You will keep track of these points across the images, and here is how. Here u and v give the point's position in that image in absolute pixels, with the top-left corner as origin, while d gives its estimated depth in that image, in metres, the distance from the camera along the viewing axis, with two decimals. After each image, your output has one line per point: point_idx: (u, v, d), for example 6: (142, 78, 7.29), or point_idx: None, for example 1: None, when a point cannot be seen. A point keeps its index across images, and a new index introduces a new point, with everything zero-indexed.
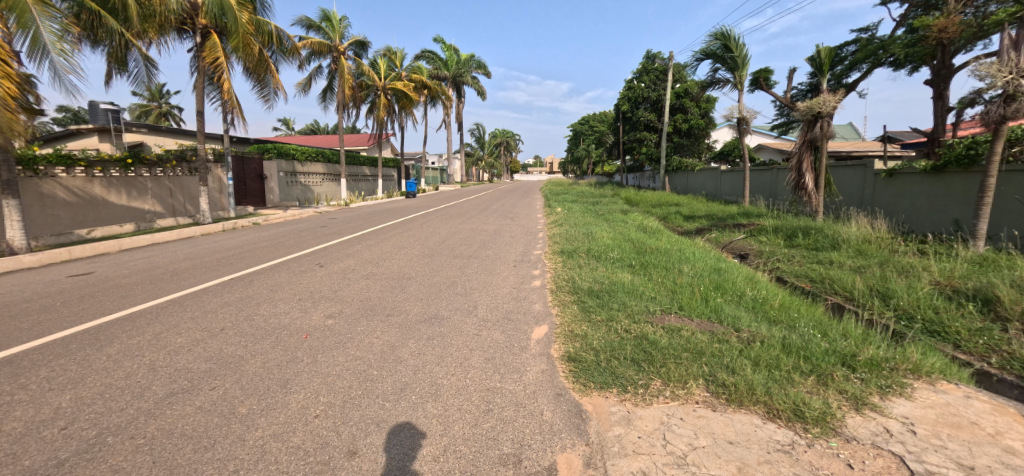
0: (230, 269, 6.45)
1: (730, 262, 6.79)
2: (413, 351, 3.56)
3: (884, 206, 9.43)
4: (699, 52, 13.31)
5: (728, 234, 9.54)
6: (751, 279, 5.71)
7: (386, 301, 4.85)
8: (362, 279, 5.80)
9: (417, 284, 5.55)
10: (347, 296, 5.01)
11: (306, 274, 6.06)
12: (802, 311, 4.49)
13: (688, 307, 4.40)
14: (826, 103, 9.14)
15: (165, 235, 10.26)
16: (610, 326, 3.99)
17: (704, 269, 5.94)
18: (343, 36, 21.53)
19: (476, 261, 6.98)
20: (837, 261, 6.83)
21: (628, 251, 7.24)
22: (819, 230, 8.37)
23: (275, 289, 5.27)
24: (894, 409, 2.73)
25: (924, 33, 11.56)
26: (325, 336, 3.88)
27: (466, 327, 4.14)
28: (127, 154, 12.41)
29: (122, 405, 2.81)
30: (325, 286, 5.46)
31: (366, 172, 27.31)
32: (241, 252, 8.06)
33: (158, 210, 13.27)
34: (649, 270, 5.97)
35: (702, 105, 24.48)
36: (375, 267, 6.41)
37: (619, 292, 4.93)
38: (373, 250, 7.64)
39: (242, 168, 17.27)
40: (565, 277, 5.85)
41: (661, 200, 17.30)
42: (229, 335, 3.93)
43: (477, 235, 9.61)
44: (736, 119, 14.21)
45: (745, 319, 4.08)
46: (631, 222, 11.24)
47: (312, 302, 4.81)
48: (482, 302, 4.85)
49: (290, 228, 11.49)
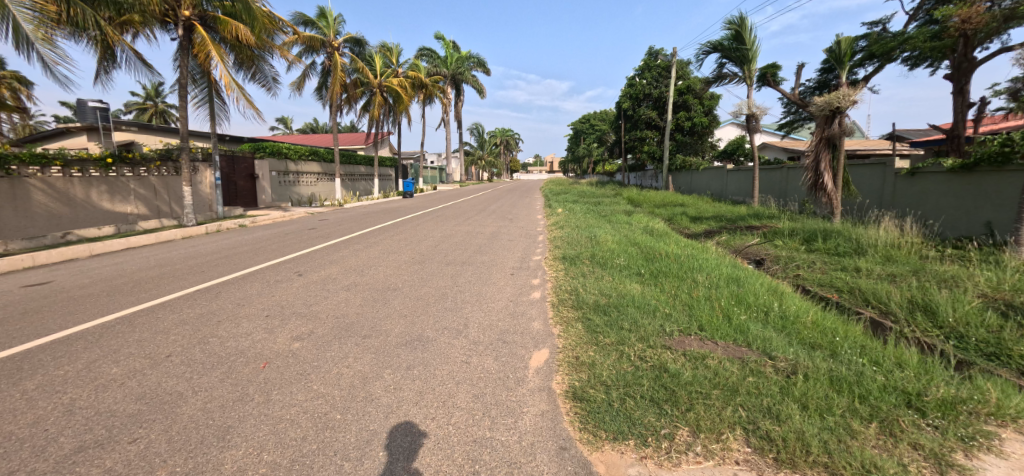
0: (199, 279, 5.87)
1: (746, 269, 6.21)
2: (387, 386, 3.00)
3: (907, 208, 8.86)
4: (706, 45, 12.72)
5: (740, 237, 8.95)
6: (776, 290, 5.12)
7: (366, 317, 4.29)
8: (343, 290, 5.24)
9: (402, 297, 4.97)
10: (321, 313, 4.43)
11: (280, 284, 5.48)
12: (839, 331, 3.91)
13: (709, 326, 3.85)
14: (845, 97, 8.54)
15: (141, 238, 9.63)
16: (620, 352, 3.42)
17: (721, 278, 5.37)
18: (339, 32, 20.94)
19: (470, 268, 6.41)
20: (867, 269, 6.24)
21: (636, 257, 6.67)
22: (840, 234, 7.78)
23: (241, 305, 4.69)
24: (989, 473, 2.16)
25: (945, 24, 10.98)
26: (286, 366, 3.30)
27: (453, 352, 3.56)
28: (108, 153, 11.82)
29: (13, 466, 2.23)
30: (299, 299, 4.89)
31: (362, 171, 26.71)
32: (218, 257, 7.48)
33: (142, 209, 12.72)
34: (660, 280, 5.39)
35: (706, 103, 23.88)
36: (358, 277, 5.83)
37: (629, 307, 4.36)
38: (359, 256, 7.05)
39: (232, 166, 16.52)
40: (568, 288, 5.26)
41: (665, 199, 16.73)
42: (174, 364, 3.35)
43: (473, 238, 9.02)
44: (745, 116, 13.63)
45: (777, 343, 3.52)
46: (637, 224, 10.67)
47: (279, 320, 4.23)
48: (474, 319, 4.27)
49: (277, 231, 10.90)
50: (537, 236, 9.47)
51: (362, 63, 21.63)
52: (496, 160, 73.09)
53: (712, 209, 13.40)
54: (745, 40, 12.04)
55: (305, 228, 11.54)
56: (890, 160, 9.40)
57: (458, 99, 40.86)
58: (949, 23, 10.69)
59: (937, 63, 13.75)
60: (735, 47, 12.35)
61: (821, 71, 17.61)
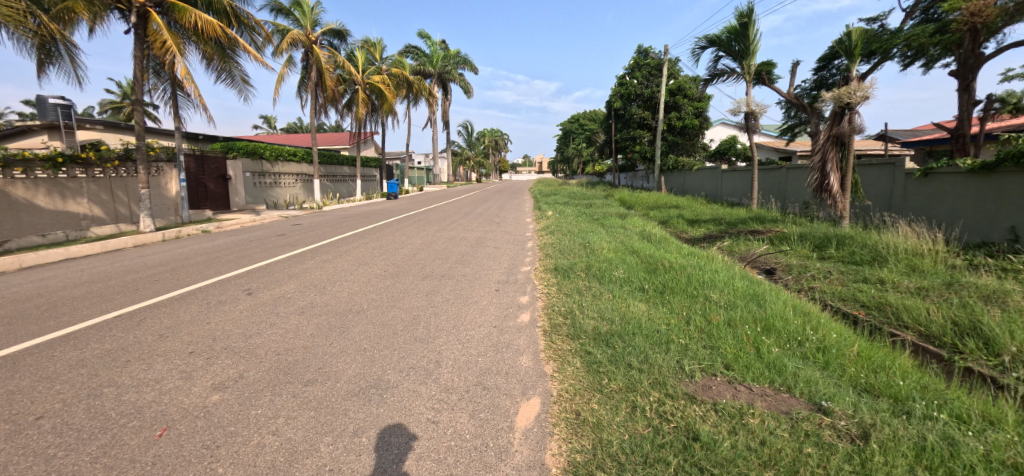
0: (127, 300, 4.96)
1: (759, 281, 5.52)
2: (318, 467, 2.20)
3: (921, 211, 8.27)
4: (703, 39, 12.10)
5: (745, 243, 8.28)
6: (801, 310, 4.40)
7: (314, 353, 3.48)
8: (294, 314, 4.40)
9: (364, 323, 4.15)
10: (258, 347, 3.60)
11: (222, 306, 4.62)
12: (894, 368, 3.23)
13: (737, 366, 3.13)
14: (856, 91, 7.88)
15: (85, 247, 8.60)
16: (633, 406, 2.67)
17: (736, 296, 4.65)
18: (316, 24, 19.83)
19: (450, 283, 5.60)
20: (893, 282, 5.59)
21: (636, 268, 5.94)
22: (855, 240, 7.15)
23: (166, 337, 3.85)
24: None
25: (954, 16, 10.47)
26: (190, 434, 2.47)
27: (416, 405, 2.77)
28: (57, 153, 10.75)
29: None
30: (238, 327, 4.05)
31: (344, 172, 25.70)
32: (164, 270, 6.54)
33: (98, 214, 11.68)
34: (668, 298, 4.64)
35: (697, 103, 23.32)
36: (317, 295, 5.00)
37: (635, 337, 3.62)
38: (324, 269, 6.22)
39: (202, 167, 15.54)
40: (563, 309, 4.50)
41: (659, 201, 16.10)
42: (39, 433, 2.51)
43: (456, 246, 8.22)
44: (744, 114, 13.01)
45: (826, 391, 2.82)
46: (633, 229, 9.94)
47: (203, 359, 3.40)
48: (447, 354, 3.49)
49: (242, 238, 9.97)
50: (526, 243, 8.68)
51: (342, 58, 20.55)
52: (485, 160, 72.25)
53: (710, 211, 12.77)
54: (745, 33, 11.42)
55: (275, 234, 10.60)
56: (900, 161, 8.78)
57: (444, 98, 39.90)
58: (957, 16, 10.17)
59: (937, 59, 13.39)
60: (734, 41, 11.79)
61: (820, 69, 17.27)
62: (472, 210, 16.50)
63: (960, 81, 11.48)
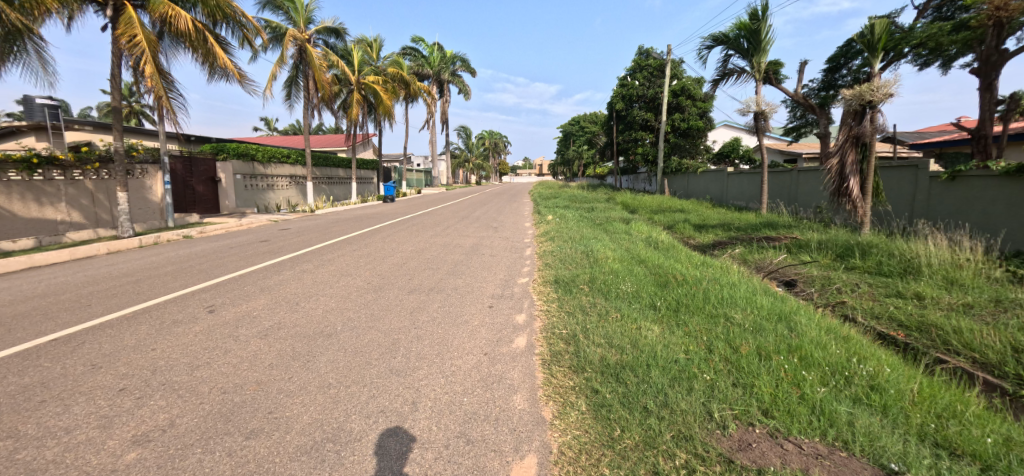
0: (70, 319, 4.38)
1: (782, 297, 4.95)
2: None
3: (947, 217, 7.70)
4: (710, 36, 11.58)
5: (759, 251, 7.73)
6: (839, 334, 3.83)
7: (266, 392, 2.91)
8: (255, 338, 3.81)
9: (334, 350, 3.57)
10: (202, 382, 3.04)
11: (176, 328, 4.06)
12: (970, 416, 2.65)
13: (778, 412, 2.58)
14: (880, 88, 7.33)
15: (52, 254, 8.03)
16: (654, 472, 2.14)
17: (763, 316, 4.09)
18: (310, 21, 19.26)
19: (439, 298, 5.05)
20: (932, 297, 5.02)
21: (645, 281, 5.35)
22: (881, 249, 6.59)
23: (98, 368, 3.29)
24: None
25: (978, 10, 9.89)
26: None
27: (379, 471, 2.19)
28: (32, 154, 10.21)
29: None
30: (186, 354, 3.48)
31: (339, 174, 25.19)
32: (127, 282, 5.98)
33: (77, 218, 11.15)
34: (683, 319, 4.07)
35: (700, 104, 22.66)
36: (287, 313, 4.43)
37: (650, 370, 3.06)
38: (301, 281, 5.67)
39: (190, 168, 15.03)
40: (565, 332, 3.91)
41: (663, 204, 15.57)
42: None
43: (449, 254, 7.67)
44: (753, 114, 12.43)
45: (897, 450, 2.26)
46: (637, 234, 9.36)
47: (132, 399, 2.84)
48: (427, 393, 2.91)
49: (224, 244, 9.43)
50: (523, 251, 8.13)
51: (335, 57, 20.03)
52: (484, 161, 71.71)
53: (717, 216, 12.21)
54: (755, 29, 10.88)
55: (258, 239, 10.04)
56: (924, 163, 8.23)
57: (443, 100, 39.45)
58: (981, 9, 9.58)
59: (954, 58, 12.87)
60: (743, 38, 11.28)
61: (829, 70, 16.78)
62: (469, 214, 15.90)
63: (982, 79, 10.89)
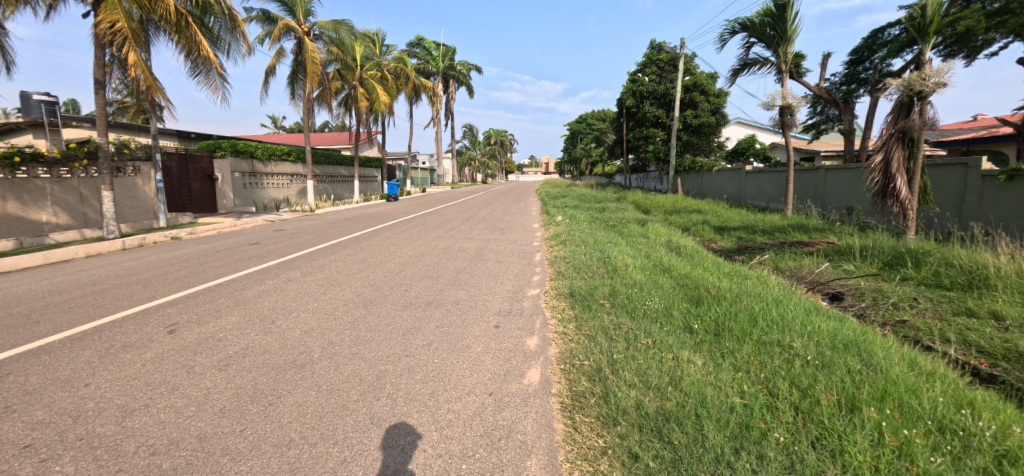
0: (7, 340, 3.75)
1: (838, 317, 4.22)
2: None
3: (1004, 219, 6.91)
4: (732, 24, 10.78)
5: (792, 257, 7.03)
6: (926, 369, 3.11)
7: (206, 453, 2.25)
8: (212, 370, 3.16)
9: (304, 389, 2.90)
10: (130, 437, 2.38)
11: (125, 354, 3.43)
12: None
13: None
14: (932, 76, 6.56)
15: (26, 258, 7.45)
16: None
17: (826, 345, 3.38)
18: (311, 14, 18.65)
19: (438, 315, 4.37)
20: (1014, 317, 4.26)
21: (676, 296, 4.64)
22: (939, 257, 5.83)
23: (11, 412, 2.65)
24: None
25: None
26: None
27: None
28: (16, 151, 9.65)
29: None
30: (123, 393, 2.83)
31: (342, 173, 24.70)
32: (93, 291, 5.37)
33: (63, 218, 10.60)
34: (729, 347, 3.37)
35: (714, 100, 21.79)
36: (259, 336, 3.78)
37: (707, 425, 2.36)
38: (284, 292, 5.03)
39: (185, 167, 14.49)
40: (589, 365, 3.20)
41: (677, 205, 14.85)
42: None
43: (451, 260, 7.02)
44: (778, 109, 11.62)
45: None
46: (656, 237, 8.66)
47: (33, 464, 2.19)
48: (413, 460, 2.23)
49: (212, 246, 8.81)
50: (533, 256, 7.46)
51: (337, 51, 19.40)
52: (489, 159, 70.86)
53: (737, 217, 11.48)
54: (783, 16, 10.09)
55: (249, 241, 9.42)
56: (975, 161, 7.45)
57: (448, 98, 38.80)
58: None
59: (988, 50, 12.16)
60: (768, 26, 10.49)
61: (852, 63, 15.97)
62: (475, 214, 15.25)
63: None
